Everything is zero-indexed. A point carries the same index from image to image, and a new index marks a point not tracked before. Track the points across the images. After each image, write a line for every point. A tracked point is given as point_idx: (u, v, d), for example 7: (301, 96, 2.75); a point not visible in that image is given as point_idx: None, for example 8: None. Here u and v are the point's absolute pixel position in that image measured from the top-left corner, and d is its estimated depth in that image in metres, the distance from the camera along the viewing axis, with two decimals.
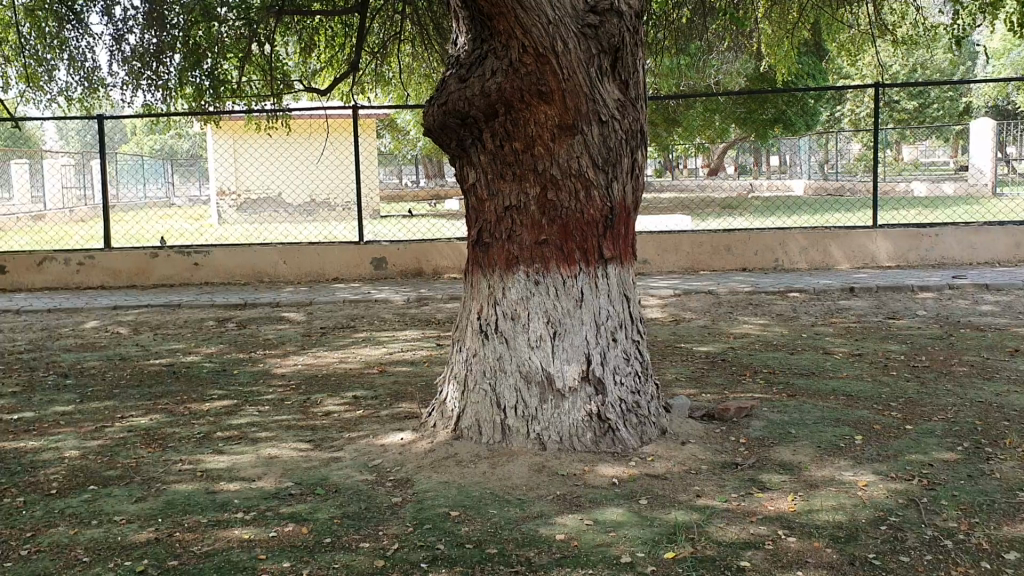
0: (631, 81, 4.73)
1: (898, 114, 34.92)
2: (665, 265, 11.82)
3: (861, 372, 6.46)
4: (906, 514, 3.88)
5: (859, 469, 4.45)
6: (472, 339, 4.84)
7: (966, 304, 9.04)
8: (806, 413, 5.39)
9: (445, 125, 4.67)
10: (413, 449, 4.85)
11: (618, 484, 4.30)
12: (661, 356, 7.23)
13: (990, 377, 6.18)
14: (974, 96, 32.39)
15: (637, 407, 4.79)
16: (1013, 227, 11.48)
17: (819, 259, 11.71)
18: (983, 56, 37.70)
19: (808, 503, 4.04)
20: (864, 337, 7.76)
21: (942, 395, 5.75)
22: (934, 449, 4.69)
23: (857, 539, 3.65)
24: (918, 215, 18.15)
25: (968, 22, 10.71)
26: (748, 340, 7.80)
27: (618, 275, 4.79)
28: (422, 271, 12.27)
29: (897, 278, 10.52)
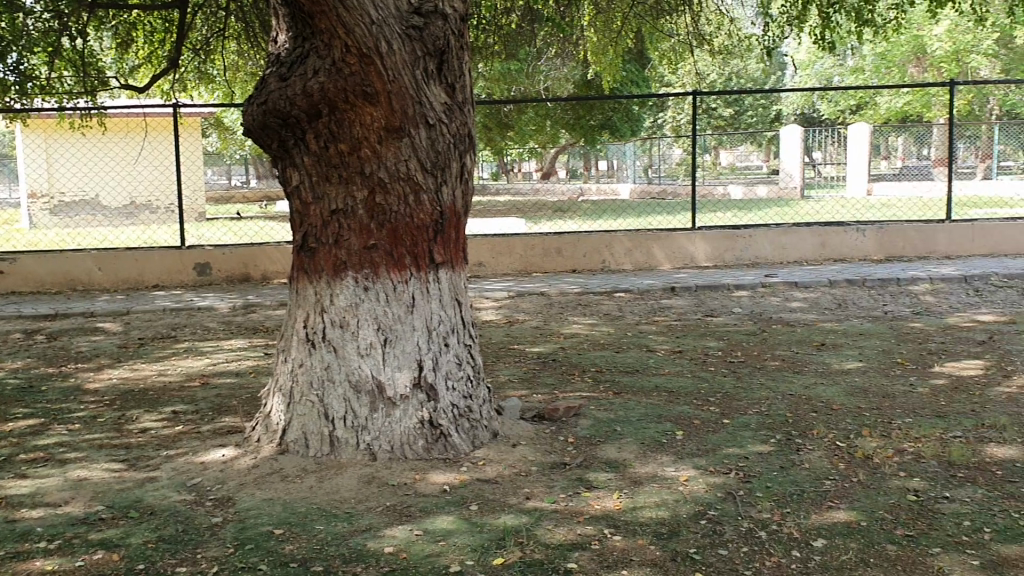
0: (458, 84, 4.69)
1: (716, 121, 36.73)
2: (499, 267, 11.94)
3: (681, 369, 6.70)
4: (723, 507, 4.03)
5: (680, 464, 4.59)
6: (299, 349, 4.69)
7: (777, 301, 9.56)
8: (631, 410, 5.54)
9: (266, 126, 4.50)
10: (235, 466, 4.64)
11: (448, 491, 4.26)
12: (493, 358, 7.25)
13: (799, 370, 6.55)
14: (783, 105, 34.57)
15: (469, 412, 4.76)
16: (818, 228, 12.05)
17: (643, 261, 12.06)
18: (792, 66, 40.37)
19: (632, 500, 4.13)
20: (685, 334, 8.06)
21: (756, 389, 6.04)
22: (750, 442, 4.91)
23: (678, 535, 3.76)
24: (735, 218, 19.08)
25: (777, 34, 11.31)
26: (578, 340, 7.96)
27: (449, 280, 4.74)
28: (250, 276, 11.83)
29: (715, 277, 11.00)
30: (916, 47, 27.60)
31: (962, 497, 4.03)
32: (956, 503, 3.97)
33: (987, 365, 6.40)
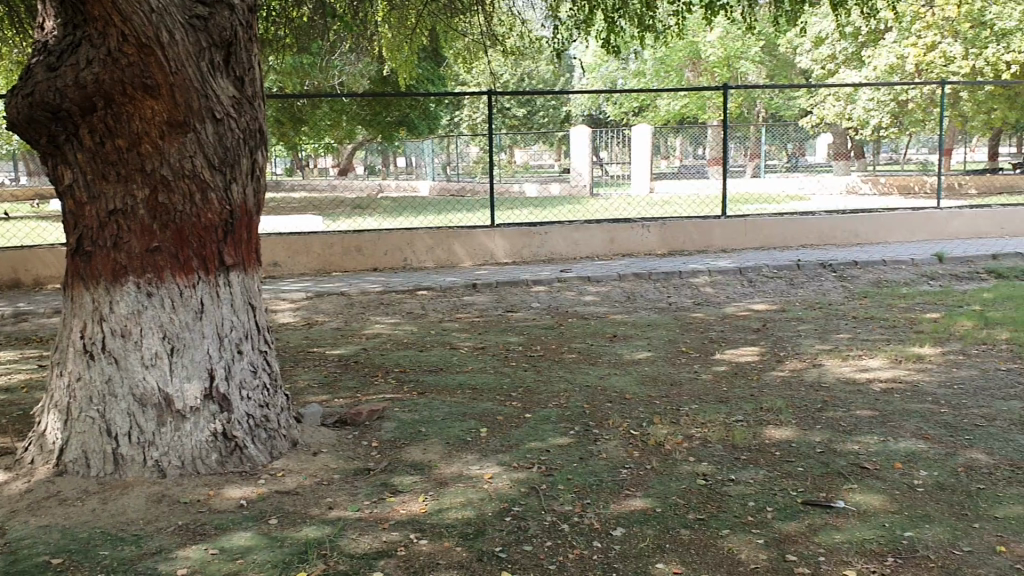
0: (247, 78, 4.52)
1: (510, 120, 37.44)
2: (297, 267, 11.63)
3: (483, 365, 6.75)
4: (526, 503, 4.08)
5: (484, 462, 4.62)
6: (76, 361, 4.34)
7: (573, 295, 9.84)
8: (434, 410, 5.52)
9: (33, 119, 4.14)
10: (4, 492, 4.23)
11: (246, 506, 4.07)
12: (292, 362, 7.03)
13: (594, 362, 6.77)
14: (573, 105, 35.71)
15: (266, 421, 4.58)
16: (607, 225, 12.45)
17: (443, 258, 12.07)
18: (580, 69, 41.81)
19: (438, 502, 4.11)
20: (487, 330, 8.14)
21: (555, 382, 6.18)
22: (551, 435, 5.01)
23: (484, 534, 3.77)
24: (532, 214, 19.50)
25: (566, 36, 11.63)
26: (380, 340, 7.86)
27: (241, 283, 4.55)
28: (20, 282, 10.91)
29: (513, 273, 11.18)
30: (693, 53, 29.26)
31: (746, 478, 4.29)
32: (740, 484, 4.21)
33: (763, 351, 6.86)
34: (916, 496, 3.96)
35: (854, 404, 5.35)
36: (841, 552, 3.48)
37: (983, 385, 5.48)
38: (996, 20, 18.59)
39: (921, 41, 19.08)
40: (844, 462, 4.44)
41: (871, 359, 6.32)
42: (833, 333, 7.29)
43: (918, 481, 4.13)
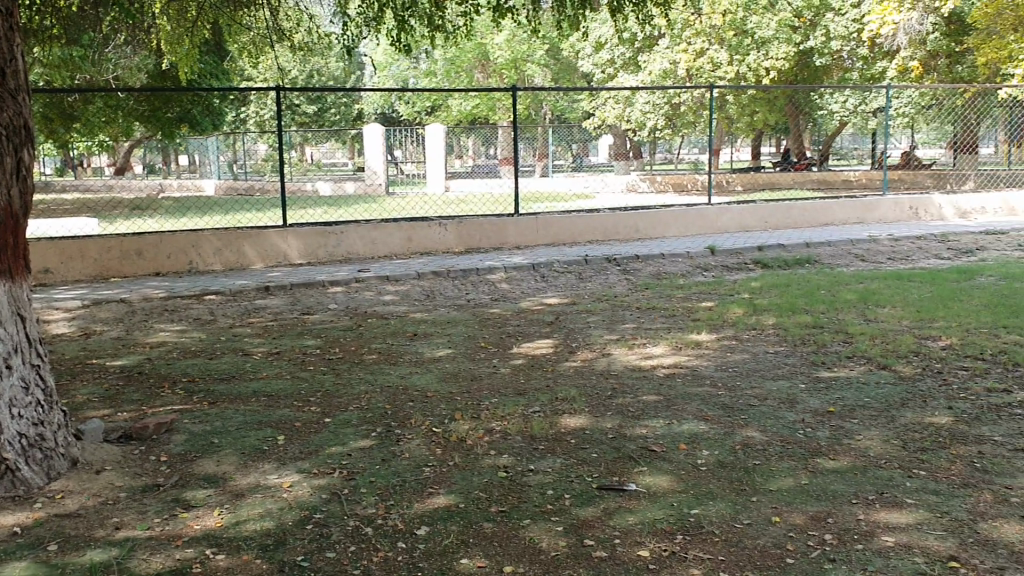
0: (9, 70, 4.16)
1: (300, 117, 36.62)
2: (70, 273, 10.86)
3: (279, 371, 6.57)
4: (328, 508, 4.02)
5: (283, 470, 4.50)
6: None
7: (370, 295, 9.76)
8: (228, 419, 5.31)
9: None
10: None
11: (20, 533, 3.76)
12: (69, 376, 6.56)
13: (394, 362, 6.74)
14: (364, 103, 35.44)
15: (41, 441, 4.25)
16: (405, 224, 12.35)
17: (234, 260, 11.59)
18: (370, 66, 41.50)
19: (235, 514, 3.97)
20: (282, 334, 7.93)
21: (354, 384, 6.11)
22: (352, 438, 4.95)
23: (285, 544, 3.68)
24: (326, 213, 19.15)
25: (356, 34, 11.51)
26: (166, 349, 7.47)
27: (9, 291, 4.19)
28: None
29: (308, 274, 10.94)
30: (480, 54, 29.77)
31: (545, 468, 4.42)
32: (540, 475, 4.34)
33: (556, 343, 7.07)
34: (700, 475, 4.22)
35: (642, 391, 5.62)
36: (635, 533, 3.66)
37: (754, 367, 5.91)
38: (756, 29, 20.26)
39: (691, 48, 20.35)
40: (635, 446, 4.66)
41: (656, 347, 6.67)
42: (620, 324, 7.63)
43: (701, 460, 4.40)
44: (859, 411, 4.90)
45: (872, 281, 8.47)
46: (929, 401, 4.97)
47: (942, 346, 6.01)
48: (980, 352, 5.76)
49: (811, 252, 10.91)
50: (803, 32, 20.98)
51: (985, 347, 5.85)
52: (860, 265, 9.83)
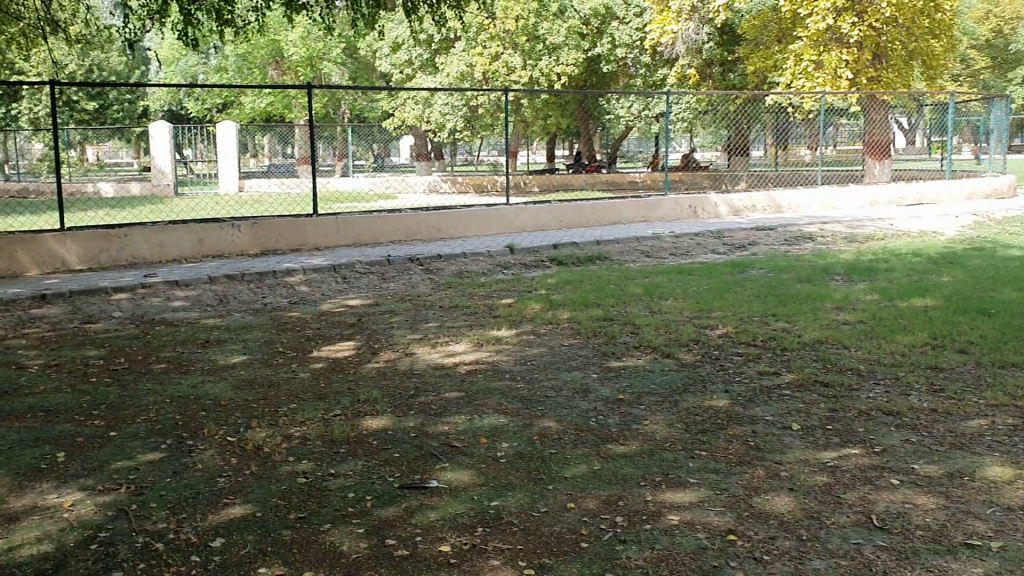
0: None
1: (78, 114, 34.32)
2: None
3: (57, 384, 6.12)
4: (114, 526, 3.79)
5: (63, 489, 4.20)
6: None
7: (159, 301, 9.28)
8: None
9: None
10: None
11: None
12: None
13: (186, 370, 6.45)
14: (150, 100, 33.66)
15: None
16: (195, 225, 11.35)
17: (4, 268, 10.24)
18: (155, 61, 39.48)
19: (7, 540, 3.67)
20: (60, 345, 7.40)
21: (142, 395, 5.79)
22: (140, 452, 4.69)
23: (65, 567, 3.44)
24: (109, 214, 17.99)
25: (138, 27, 10.90)
26: None
27: None
28: None
29: (88, 280, 10.08)
30: (274, 51, 28.97)
31: (345, 471, 4.36)
32: (340, 478, 4.28)
33: (357, 345, 7.01)
34: (498, 467, 4.31)
35: (443, 388, 5.66)
36: (436, 529, 3.69)
37: (550, 361, 6.09)
38: (547, 35, 20.80)
39: (486, 51, 20.68)
40: (436, 443, 4.69)
41: (457, 344, 6.74)
42: (421, 323, 7.64)
43: (501, 453, 4.49)
44: (647, 398, 5.15)
45: (658, 275, 8.89)
46: (709, 386, 5.29)
47: (719, 334, 6.40)
48: (753, 339, 6.19)
49: (601, 249, 11.29)
50: (591, 39, 21.74)
51: (757, 334, 6.30)
52: (647, 261, 10.33)
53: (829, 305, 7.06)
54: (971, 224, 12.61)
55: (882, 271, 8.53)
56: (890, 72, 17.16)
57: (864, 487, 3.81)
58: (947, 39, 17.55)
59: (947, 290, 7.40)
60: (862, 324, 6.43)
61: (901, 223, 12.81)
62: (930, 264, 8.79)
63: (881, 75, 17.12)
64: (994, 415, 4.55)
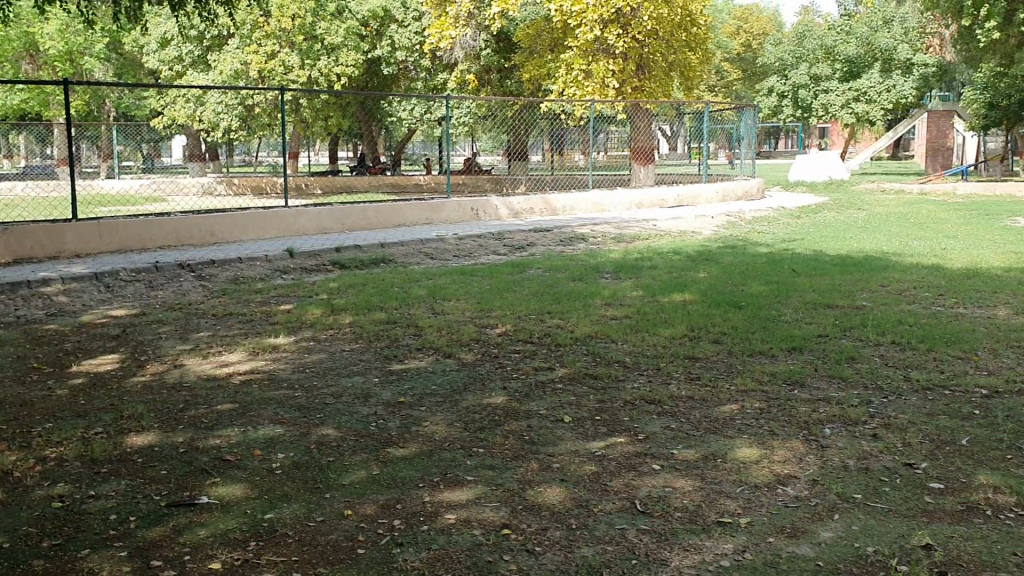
0: None
1: None
2: None
3: None
4: None
5: None
6: None
7: None
8: None
9: None
10: None
11: None
12: None
13: None
14: None
15: None
16: None
17: None
18: None
19: None
20: None
21: None
22: None
23: None
24: None
25: None
26: None
27: None
28: None
29: None
30: (27, 43, 26.72)
31: (107, 492, 4.09)
32: (102, 500, 4.00)
33: (121, 358, 6.58)
34: (274, 479, 4.18)
35: (217, 400, 5.42)
36: (206, 546, 3.53)
37: (329, 366, 5.98)
38: (324, 35, 20.51)
39: (262, 49, 20.18)
40: (206, 458, 4.49)
41: (232, 353, 6.49)
42: (194, 332, 7.29)
43: (276, 464, 4.35)
44: (426, 399, 5.17)
45: (439, 277, 8.94)
46: (486, 383, 5.37)
47: (497, 333, 6.52)
48: (530, 336, 6.36)
49: (384, 252, 11.21)
50: (369, 41, 21.50)
51: (533, 331, 6.47)
52: (429, 263, 10.37)
53: (599, 302, 7.37)
54: (726, 224, 13.61)
55: (648, 268, 9.01)
56: (653, 82, 18.00)
57: (629, 474, 4.00)
58: (702, 52, 18.81)
59: (703, 285, 7.92)
60: (628, 319, 6.76)
61: (665, 224, 13.61)
62: (690, 262, 9.38)
63: (643, 85, 17.94)
64: (744, 400, 4.92)
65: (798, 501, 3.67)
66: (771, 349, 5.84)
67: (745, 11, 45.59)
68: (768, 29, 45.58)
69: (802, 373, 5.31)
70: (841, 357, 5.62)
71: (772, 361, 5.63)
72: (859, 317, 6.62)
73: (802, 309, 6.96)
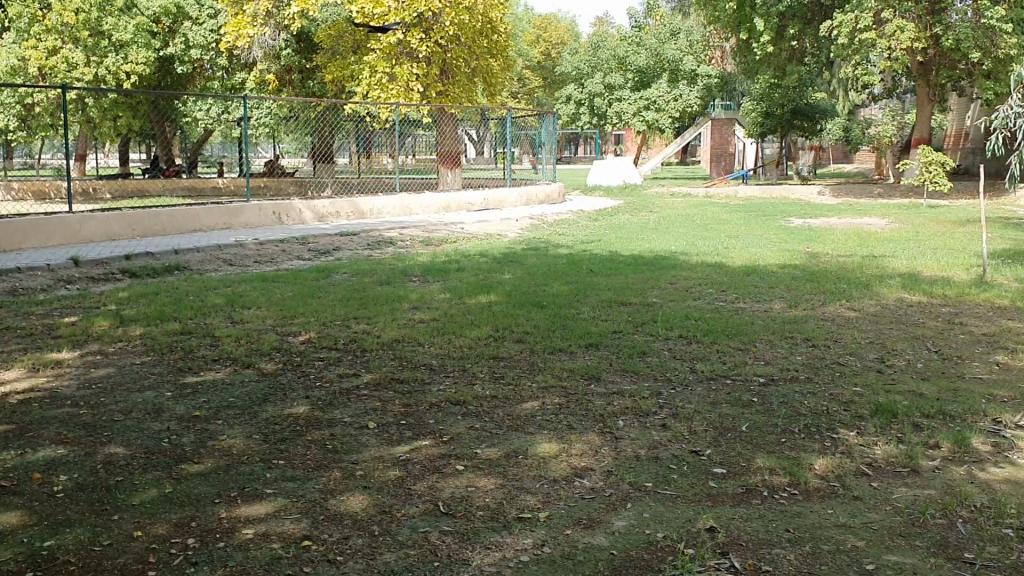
0: None
1: None
2: None
3: None
4: None
5: None
6: None
7: None
8: None
9: None
10: None
11: None
12: None
13: None
14: None
15: None
16: None
17: None
18: None
19: None
20: None
21: None
22: None
23: None
24: None
25: None
26: None
27: None
28: None
29: None
30: None
31: None
32: None
33: None
34: (54, 503, 3.87)
35: None
36: None
37: (118, 382, 5.62)
38: (112, 31, 19.45)
39: (42, 44, 18.99)
40: None
41: (7, 371, 5.97)
42: None
43: (57, 487, 4.03)
44: (224, 412, 4.95)
45: (240, 284, 8.62)
46: (288, 393, 5.22)
47: (301, 340, 6.37)
48: (334, 343, 6.24)
49: (179, 259, 10.66)
50: (161, 39, 20.34)
51: (338, 337, 6.37)
52: (228, 269, 9.99)
53: (406, 306, 7.36)
54: (530, 228, 13.94)
55: (454, 271, 9.08)
56: (457, 87, 18.16)
57: (432, 477, 4.01)
58: (503, 59, 19.17)
59: (507, 287, 8.07)
60: (434, 322, 6.79)
61: (470, 227, 13.76)
62: (493, 264, 9.53)
63: (448, 90, 18.08)
64: (544, 397, 5.04)
65: (594, 493, 3.80)
66: (570, 346, 6.03)
67: (544, 20, 46.86)
68: (565, 38, 47.01)
69: (598, 369, 5.51)
70: (635, 352, 5.88)
71: (571, 359, 5.80)
72: (651, 314, 6.94)
73: (600, 307, 7.22)
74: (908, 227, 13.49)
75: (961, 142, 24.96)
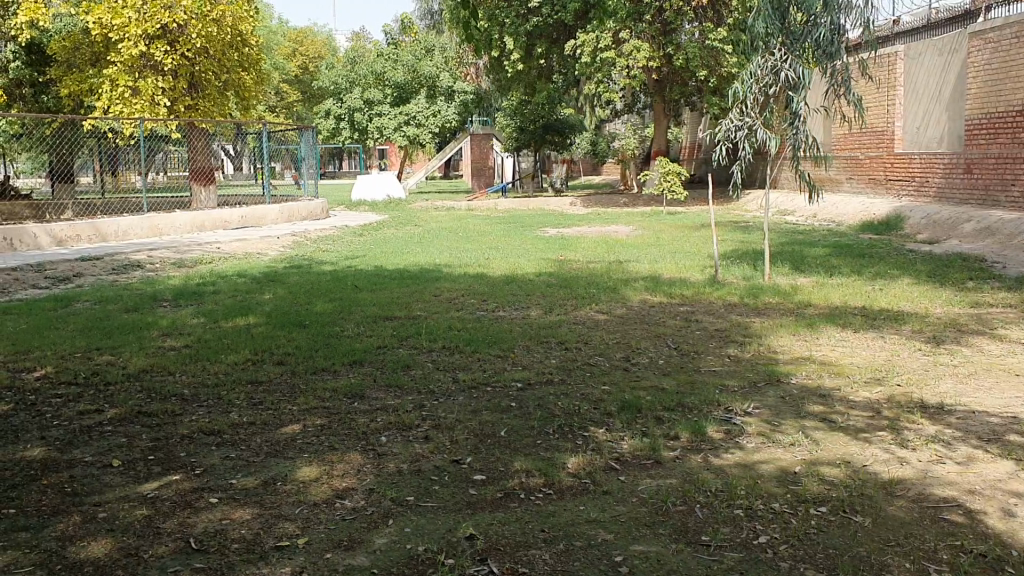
0: None
1: None
2: None
3: None
4: None
5: None
6: None
7: None
8: None
9: None
10: None
11: None
12: None
13: None
14: None
15: None
16: None
17: None
18: None
19: None
20: None
21: None
22: None
23: None
24: None
25: None
26: None
27: None
28: None
29: None
30: None
31: None
32: None
33: None
34: None
35: None
36: None
37: None
38: None
39: None
40: None
41: None
42: None
43: None
44: None
45: None
46: (20, 436, 4.78)
47: (36, 377, 5.87)
48: (75, 377, 5.81)
49: None
50: None
51: (78, 371, 5.93)
52: None
53: (156, 333, 6.98)
54: (292, 245, 13.64)
55: (209, 294, 8.72)
56: (207, 101, 17.49)
57: (183, 512, 3.81)
58: (256, 73, 18.63)
59: (266, 307, 7.85)
60: (186, 349, 6.49)
61: (227, 246, 13.25)
62: (252, 284, 9.25)
63: (197, 104, 17.39)
64: (305, 419, 4.94)
65: (355, 513, 3.77)
66: (331, 365, 5.95)
67: (299, 34, 46.24)
68: (322, 53, 46.49)
69: (361, 386, 5.47)
70: (398, 366, 5.90)
71: (333, 377, 5.74)
72: (414, 327, 6.99)
73: (363, 323, 7.17)
74: (651, 232, 14.40)
75: (696, 154, 26.95)
